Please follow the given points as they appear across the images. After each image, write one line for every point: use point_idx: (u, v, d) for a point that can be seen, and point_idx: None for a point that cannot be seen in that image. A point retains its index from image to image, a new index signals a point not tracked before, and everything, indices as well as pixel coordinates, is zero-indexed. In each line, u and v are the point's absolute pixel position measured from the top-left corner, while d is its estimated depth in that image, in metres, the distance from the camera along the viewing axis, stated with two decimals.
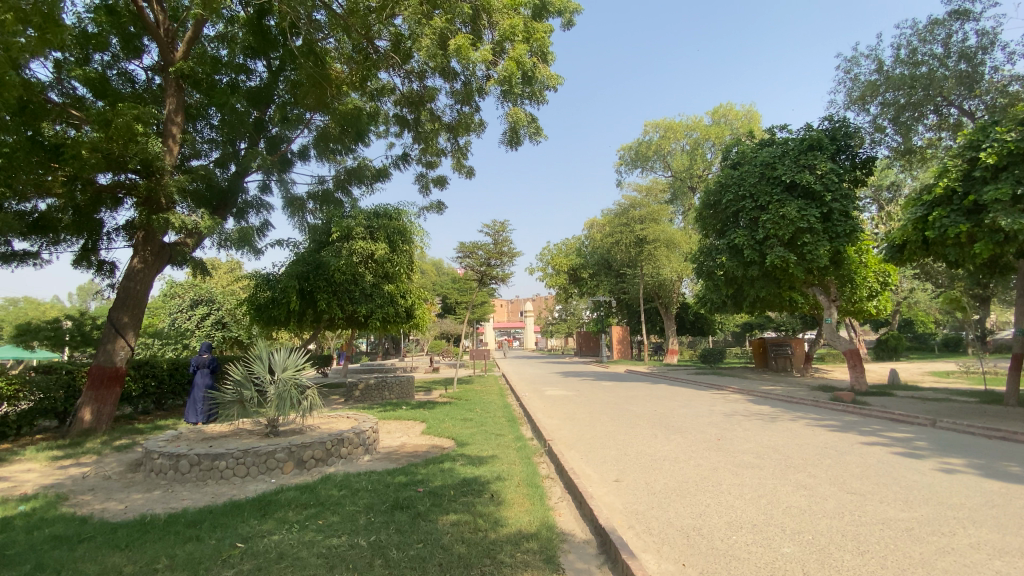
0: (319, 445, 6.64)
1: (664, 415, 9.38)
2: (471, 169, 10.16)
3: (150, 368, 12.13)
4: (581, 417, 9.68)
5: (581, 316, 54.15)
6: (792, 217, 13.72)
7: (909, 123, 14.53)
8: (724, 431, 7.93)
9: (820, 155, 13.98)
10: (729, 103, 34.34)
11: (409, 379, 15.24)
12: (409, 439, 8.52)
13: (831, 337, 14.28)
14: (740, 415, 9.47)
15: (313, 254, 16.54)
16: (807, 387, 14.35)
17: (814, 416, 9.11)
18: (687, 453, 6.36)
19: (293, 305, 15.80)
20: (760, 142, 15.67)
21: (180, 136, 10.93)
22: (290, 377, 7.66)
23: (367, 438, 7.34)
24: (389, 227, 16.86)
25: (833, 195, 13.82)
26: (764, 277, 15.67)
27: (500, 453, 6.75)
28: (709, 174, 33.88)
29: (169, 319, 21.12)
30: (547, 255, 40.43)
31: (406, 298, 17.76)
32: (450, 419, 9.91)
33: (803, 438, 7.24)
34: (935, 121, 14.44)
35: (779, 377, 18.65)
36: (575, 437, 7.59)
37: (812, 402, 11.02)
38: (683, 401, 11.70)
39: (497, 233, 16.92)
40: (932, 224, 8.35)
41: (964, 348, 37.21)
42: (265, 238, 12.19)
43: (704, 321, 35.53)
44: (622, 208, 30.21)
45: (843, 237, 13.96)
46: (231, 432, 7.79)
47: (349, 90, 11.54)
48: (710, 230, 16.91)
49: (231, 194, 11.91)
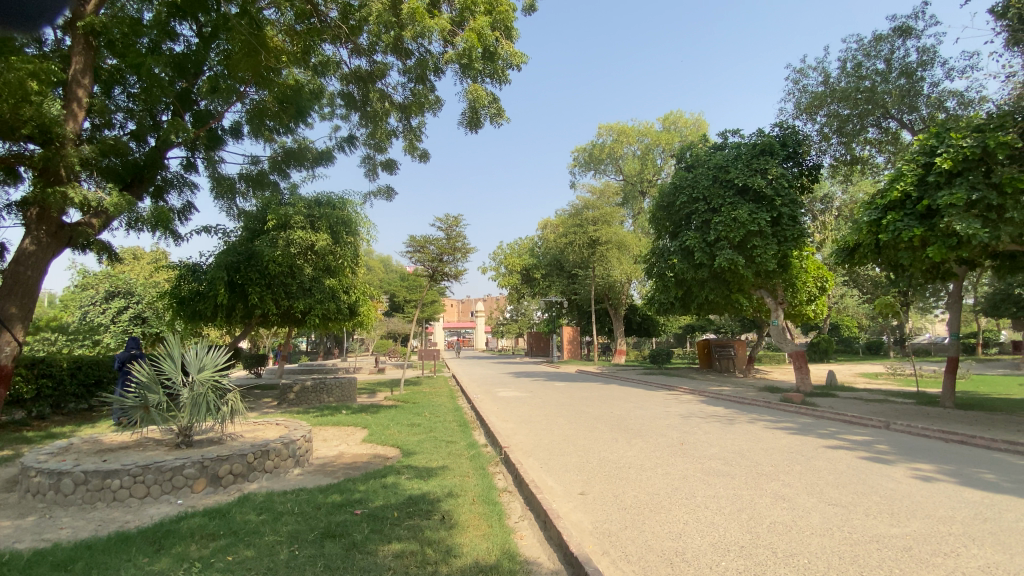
0: (239, 460, 5.70)
1: (621, 418, 9.03)
2: (426, 153, 9.38)
3: (46, 366, 10.45)
4: (535, 421, 9.16)
5: (532, 317, 54.02)
6: (743, 220, 13.74)
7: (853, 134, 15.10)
8: (685, 434, 7.66)
9: (771, 159, 14.17)
10: (679, 110, 35.12)
11: (351, 380, 14.21)
12: (349, 449, 7.66)
13: (779, 339, 14.54)
14: (697, 416, 9.27)
15: (245, 243, 15.13)
16: (754, 388, 14.57)
17: (770, 419, 9.05)
18: (652, 460, 5.95)
19: (219, 298, 14.34)
20: (715, 145, 15.75)
21: (87, 100, 9.16)
22: (210, 378, 6.72)
23: (298, 448, 6.46)
24: (333, 217, 15.74)
25: (783, 200, 14.01)
26: (713, 280, 15.69)
27: (452, 464, 6.06)
28: (659, 179, 34.50)
29: (77, 313, 18.82)
30: (499, 254, 39.89)
31: (348, 293, 16.83)
32: (395, 424, 9.12)
33: (766, 442, 7.07)
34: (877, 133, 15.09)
35: (725, 379, 18.98)
36: (532, 443, 7.05)
37: (764, 403, 11.06)
38: (638, 402, 11.44)
39: (449, 227, 16.15)
40: (886, 228, 8.64)
41: (885, 350, 40.03)
42: (188, 221, 10.90)
43: (651, 322, 36.20)
44: (575, 208, 30.10)
45: (791, 241, 14.13)
46: (135, 443, 6.66)
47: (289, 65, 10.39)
48: (663, 231, 16.85)
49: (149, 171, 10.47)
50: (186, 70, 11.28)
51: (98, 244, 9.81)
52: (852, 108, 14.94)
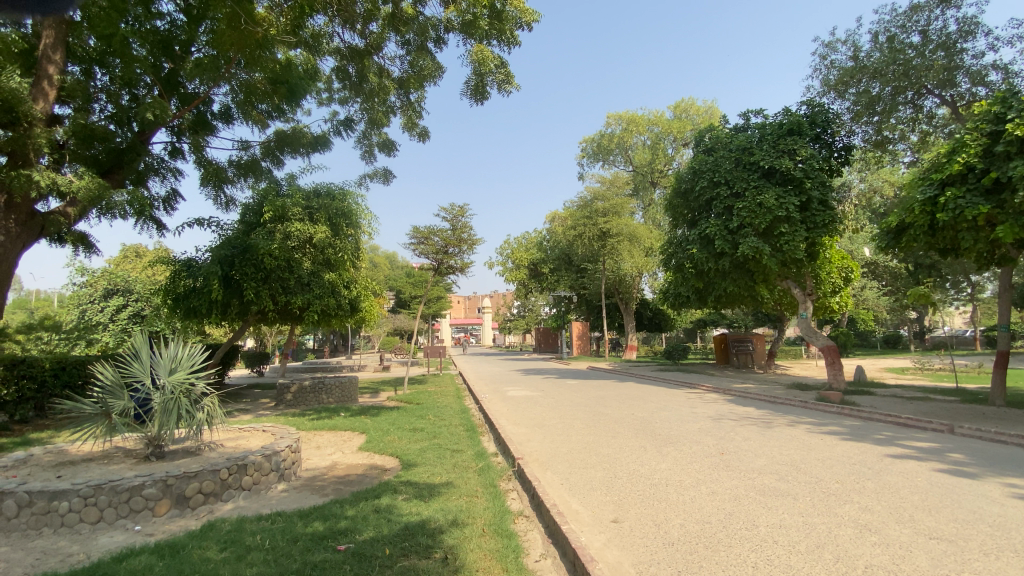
0: (212, 477, 4.89)
1: (645, 421, 8.15)
2: (426, 131, 8.55)
3: (27, 366, 9.69)
4: (550, 424, 8.32)
5: (539, 313, 53.23)
6: (770, 205, 12.74)
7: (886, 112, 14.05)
8: (721, 440, 6.77)
9: (799, 139, 13.17)
10: (691, 97, 33.93)
11: (351, 380, 13.41)
12: (343, 458, 6.85)
13: (808, 333, 13.54)
14: (729, 419, 8.38)
15: (240, 236, 14.39)
16: (782, 385, 13.63)
17: (812, 421, 8.12)
18: (692, 475, 5.07)
19: (214, 294, 13.60)
20: (736, 126, 14.76)
21: (59, 78, 7.85)
22: (185, 381, 5.93)
23: (282, 461, 5.64)
24: (332, 208, 14.92)
25: (813, 182, 12.99)
26: (736, 270, 14.72)
27: (458, 479, 5.23)
28: (671, 169, 33.39)
29: (74, 312, 18.22)
30: (506, 248, 38.95)
31: (349, 288, 16.04)
32: (396, 429, 8.31)
33: (817, 449, 6.18)
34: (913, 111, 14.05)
35: (745, 375, 18.03)
36: (549, 453, 6.20)
37: (798, 403, 10.13)
38: (660, 402, 10.56)
39: (455, 217, 15.30)
40: (944, 206, 7.72)
41: (903, 343, 38.78)
42: (173, 211, 10.21)
43: (663, 317, 35.21)
44: (584, 200, 29.12)
45: (821, 227, 13.14)
46: (100, 456, 5.88)
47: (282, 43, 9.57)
48: (680, 219, 15.91)
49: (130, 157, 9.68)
50: (172, 50, 10.32)
51: (74, 234, 9.02)
52: (884, 85, 13.86)
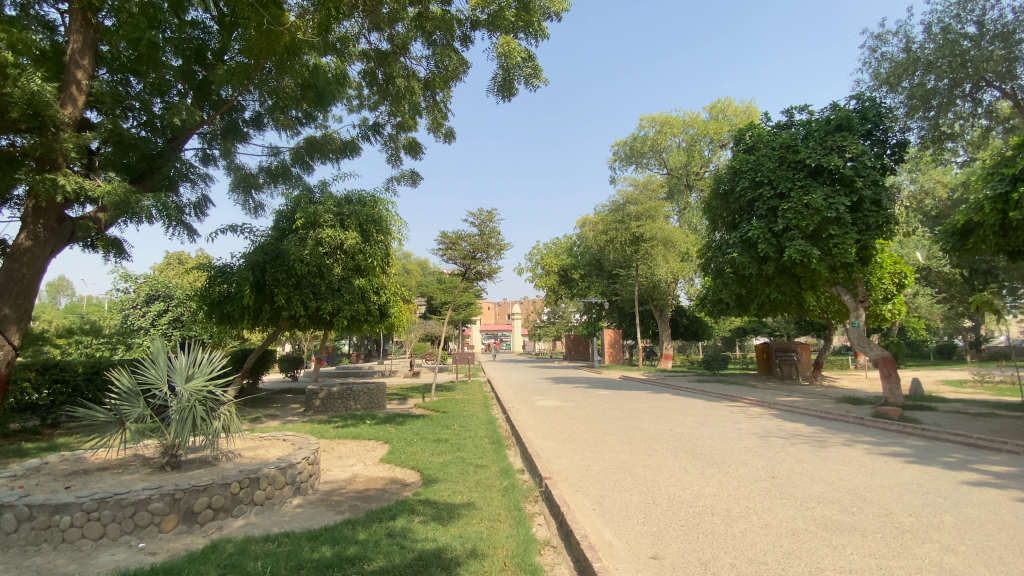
0: (221, 491, 4.67)
1: (684, 437, 7.58)
2: (452, 132, 8.28)
3: (59, 371, 9.84)
4: (581, 438, 7.84)
5: (570, 320, 52.60)
6: (818, 205, 11.94)
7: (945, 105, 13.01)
8: (770, 460, 6.16)
9: (850, 136, 12.30)
10: (728, 98, 32.85)
11: (379, 387, 13.24)
12: (364, 470, 6.58)
13: (861, 343, 12.56)
14: (777, 436, 7.71)
15: (273, 242, 14.50)
16: (832, 399, 12.69)
17: (871, 440, 7.37)
18: (740, 503, 4.54)
19: (246, 300, 13.72)
20: (779, 124, 13.97)
21: (85, 82, 8.51)
22: (203, 389, 5.79)
23: (297, 474, 5.38)
24: (362, 215, 14.87)
25: (865, 181, 12.10)
26: (780, 275, 13.87)
27: (480, 500, 4.84)
28: (706, 171, 32.36)
29: (118, 317, 18.85)
30: (537, 254, 38.52)
31: (378, 294, 15.94)
32: (420, 440, 8.01)
33: (882, 474, 5.50)
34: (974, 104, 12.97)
35: (791, 387, 17.01)
36: (580, 472, 5.74)
37: (852, 419, 9.31)
38: (699, 416, 9.91)
39: (483, 222, 15.02)
40: (1021, 203, 6.92)
41: (960, 353, 36.33)
42: (203, 216, 10.32)
43: (699, 325, 34.04)
44: (615, 204, 28.43)
45: (875, 229, 12.23)
46: (119, 465, 5.79)
47: (311, 50, 9.52)
48: (719, 222, 15.20)
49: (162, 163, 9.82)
50: (204, 58, 10.53)
51: (105, 239, 9.23)
52: (939, 78, 12.81)
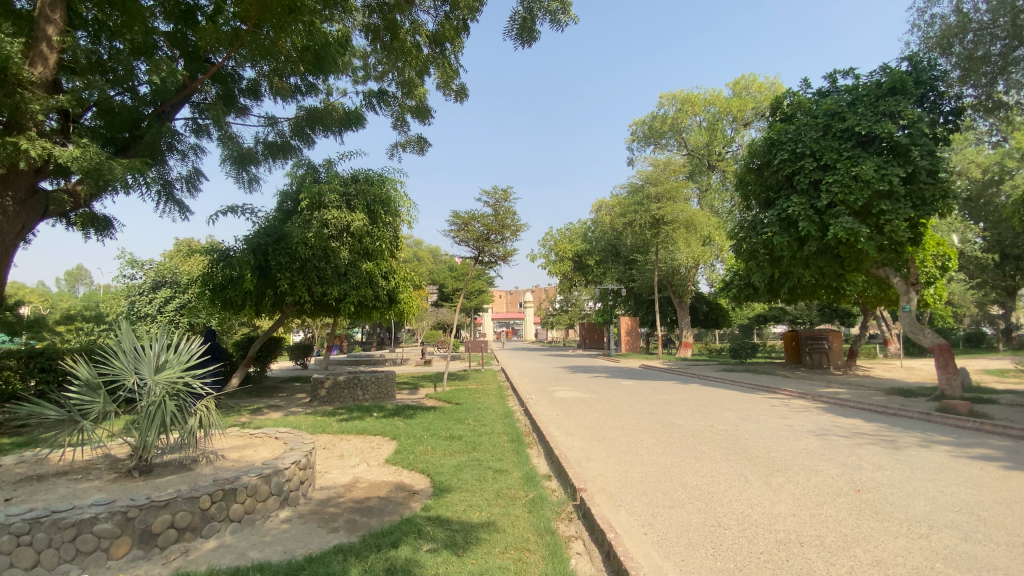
0: (188, 507, 3.87)
1: (732, 437, 6.62)
2: (464, 90, 7.32)
3: (46, 357, 9.13)
4: (612, 436, 6.93)
5: (584, 308, 51.68)
6: (869, 177, 10.77)
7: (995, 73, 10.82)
8: (845, 466, 5.19)
9: (906, 98, 11.06)
10: (753, 74, 31.21)
11: (387, 376, 12.44)
12: (366, 473, 5.74)
13: (913, 330, 11.42)
14: (839, 436, 6.72)
15: (276, 224, 13.73)
16: (881, 391, 11.59)
17: (953, 441, 6.33)
18: (830, 530, 3.60)
19: (247, 285, 12.91)
20: (821, 91, 12.78)
21: (59, 40, 7.22)
22: (177, 380, 4.99)
23: (285, 482, 4.55)
24: (369, 194, 14.04)
25: (921, 150, 10.82)
26: (822, 256, 12.73)
27: (502, 519, 3.96)
28: (729, 151, 30.93)
29: (123, 303, 18.30)
30: (551, 240, 37.24)
31: (387, 279, 15.05)
32: (431, 436, 7.16)
33: (992, 484, 4.51)
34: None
35: (827, 377, 15.88)
36: (618, 482, 4.83)
37: (915, 414, 8.25)
38: (739, 410, 8.92)
39: (498, 201, 14.01)
40: None
41: (994, 343, 34.61)
42: (196, 191, 9.51)
43: (719, 312, 32.80)
44: (634, 185, 27.02)
45: (932, 203, 11.03)
46: (84, 467, 5.03)
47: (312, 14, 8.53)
48: (753, 198, 14.09)
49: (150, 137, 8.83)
50: (194, 20, 9.49)
51: (82, 215, 8.40)
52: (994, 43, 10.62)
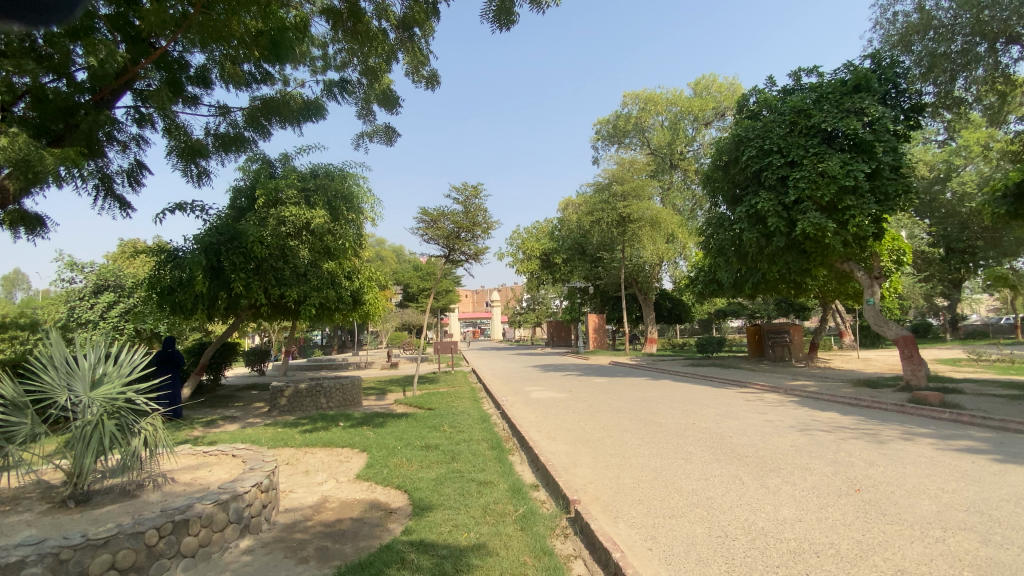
0: (131, 545, 3.33)
1: (717, 436, 6.48)
2: (435, 76, 6.93)
3: None
4: (596, 438, 6.67)
5: (551, 306, 51.78)
6: (834, 172, 11.01)
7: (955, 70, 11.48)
8: (837, 465, 5.11)
9: (868, 96, 11.38)
10: (712, 75, 31.86)
11: (353, 382, 11.81)
12: (336, 491, 5.26)
13: (877, 323, 11.74)
14: (821, 431, 6.71)
15: (229, 222, 12.87)
16: (847, 383, 11.86)
17: (931, 433, 6.42)
18: (842, 537, 3.43)
19: (198, 287, 11.98)
20: (785, 88, 13.02)
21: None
22: (118, 397, 4.34)
23: (244, 508, 4.03)
24: (330, 190, 13.40)
25: (885, 146, 11.19)
26: (790, 251, 12.93)
27: (494, 540, 3.60)
28: (690, 150, 31.48)
29: (62, 310, 16.83)
30: (517, 238, 36.93)
31: (351, 279, 14.39)
32: (405, 446, 6.71)
33: (983, 479, 4.51)
34: (981, 74, 11.35)
35: (793, 370, 16.22)
36: (611, 490, 4.57)
37: (888, 406, 8.40)
38: (717, 406, 8.85)
39: (468, 198, 13.61)
40: None
41: (935, 333, 36.65)
42: (140, 186, 8.67)
43: (682, 308, 33.39)
44: (600, 183, 27.05)
45: (893, 198, 11.34)
46: (6, 499, 4.34)
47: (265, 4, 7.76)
48: (720, 194, 14.22)
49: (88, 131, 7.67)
50: None
51: (12, 213, 7.48)
52: (953, 42, 11.22)
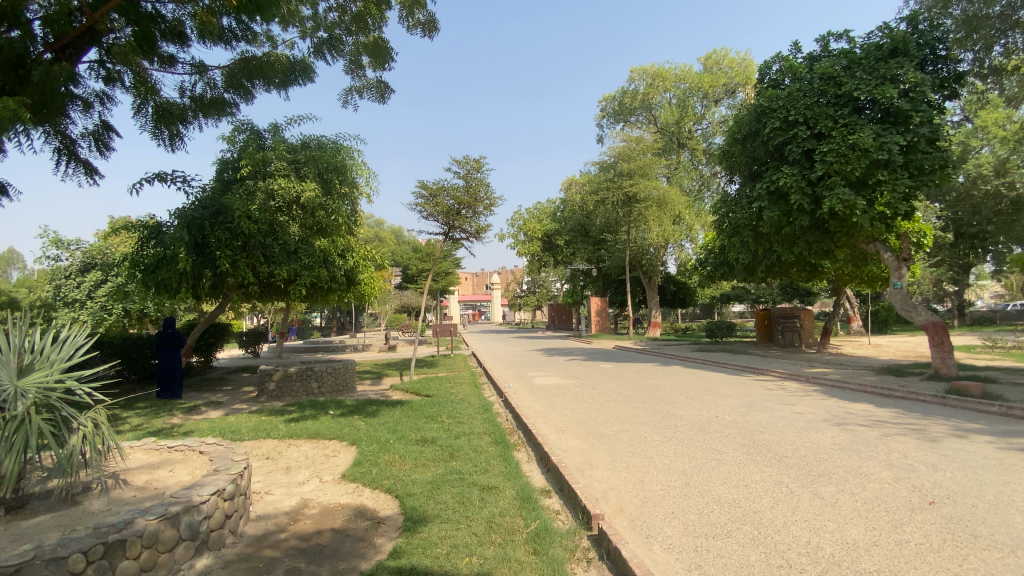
0: (50, 574, 2.67)
1: (748, 432, 5.80)
2: (433, 22, 6.83)
3: None
4: (611, 433, 5.99)
5: (551, 289, 51.10)
6: (867, 145, 10.18)
7: (997, 36, 10.34)
8: (894, 470, 4.43)
9: (906, 62, 10.46)
10: (723, 49, 30.57)
11: (346, 365, 11.15)
12: (318, 494, 4.60)
13: (904, 308, 11.04)
14: (862, 427, 6.02)
15: (215, 196, 12.07)
16: (869, 372, 11.17)
17: (985, 430, 5.74)
18: (938, 569, 2.75)
19: (180, 265, 11.19)
20: (811, 56, 12.12)
21: None
22: (54, 386, 3.64)
23: (201, 523, 3.35)
24: (322, 162, 12.57)
25: (921, 117, 10.31)
26: (812, 230, 12.17)
27: (501, 568, 2.93)
28: (699, 129, 30.47)
29: (47, 288, 16.09)
30: (518, 219, 35.95)
31: (345, 258, 13.57)
32: (399, 440, 6.03)
33: None
34: None
35: (805, 356, 15.60)
36: (638, 499, 3.90)
37: (925, 397, 7.73)
38: (738, 396, 8.17)
39: (469, 172, 12.75)
40: None
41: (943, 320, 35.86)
42: (109, 151, 7.87)
43: (687, 292, 32.67)
44: (605, 162, 26.04)
45: (927, 174, 10.54)
46: None
47: None
48: (738, 170, 13.42)
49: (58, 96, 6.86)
50: None
51: None
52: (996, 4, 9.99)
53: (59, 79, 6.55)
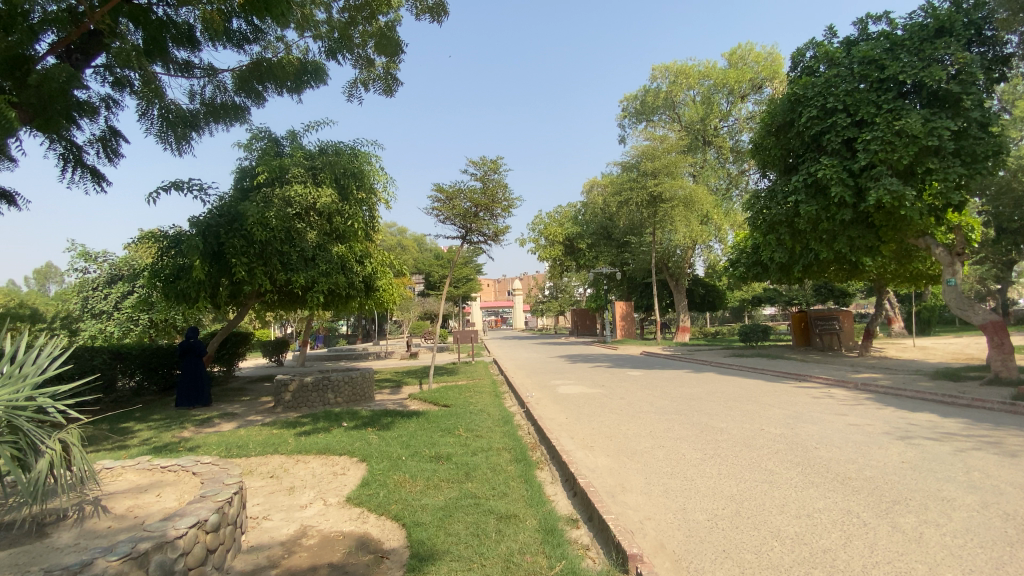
0: None
1: (800, 448, 5.13)
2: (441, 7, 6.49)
3: None
4: (643, 450, 5.40)
5: (574, 294, 50.30)
6: (916, 131, 9.35)
7: None
8: (986, 495, 3.73)
9: (955, 40, 9.64)
10: (749, 44, 29.56)
11: (363, 375, 10.80)
12: (319, 519, 4.16)
13: (961, 308, 10.11)
14: (932, 441, 5.27)
15: (232, 204, 11.95)
16: (924, 377, 10.23)
17: None
18: None
19: (196, 274, 11.02)
20: (848, 40, 11.36)
21: None
22: (24, 406, 3.23)
23: (174, 560, 2.93)
24: (338, 167, 12.35)
25: (975, 99, 9.46)
26: (855, 225, 11.32)
27: None
28: (724, 126, 29.47)
29: (75, 300, 16.31)
30: (540, 224, 35.39)
31: (362, 264, 13.28)
32: (411, 457, 5.55)
33: None
34: None
35: (848, 360, 14.59)
36: (680, 532, 3.33)
37: (998, 406, 6.87)
38: (782, 405, 7.45)
39: (486, 172, 12.34)
40: None
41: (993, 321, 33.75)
42: (117, 158, 7.72)
43: (716, 294, 31.56)
44: (627, 162, 25.36)
45: (984, 160, 9.63)
46: None
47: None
48: (771, 165, 12.67)
49: (62, 103, 6.68)
50: None
51: None
52: None
53: (59, 80, 6.28)
